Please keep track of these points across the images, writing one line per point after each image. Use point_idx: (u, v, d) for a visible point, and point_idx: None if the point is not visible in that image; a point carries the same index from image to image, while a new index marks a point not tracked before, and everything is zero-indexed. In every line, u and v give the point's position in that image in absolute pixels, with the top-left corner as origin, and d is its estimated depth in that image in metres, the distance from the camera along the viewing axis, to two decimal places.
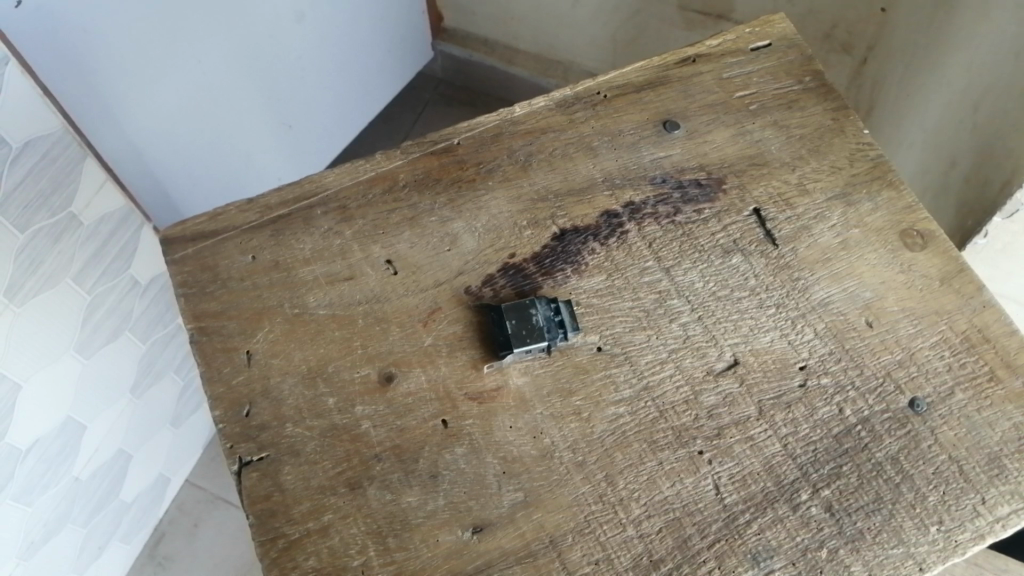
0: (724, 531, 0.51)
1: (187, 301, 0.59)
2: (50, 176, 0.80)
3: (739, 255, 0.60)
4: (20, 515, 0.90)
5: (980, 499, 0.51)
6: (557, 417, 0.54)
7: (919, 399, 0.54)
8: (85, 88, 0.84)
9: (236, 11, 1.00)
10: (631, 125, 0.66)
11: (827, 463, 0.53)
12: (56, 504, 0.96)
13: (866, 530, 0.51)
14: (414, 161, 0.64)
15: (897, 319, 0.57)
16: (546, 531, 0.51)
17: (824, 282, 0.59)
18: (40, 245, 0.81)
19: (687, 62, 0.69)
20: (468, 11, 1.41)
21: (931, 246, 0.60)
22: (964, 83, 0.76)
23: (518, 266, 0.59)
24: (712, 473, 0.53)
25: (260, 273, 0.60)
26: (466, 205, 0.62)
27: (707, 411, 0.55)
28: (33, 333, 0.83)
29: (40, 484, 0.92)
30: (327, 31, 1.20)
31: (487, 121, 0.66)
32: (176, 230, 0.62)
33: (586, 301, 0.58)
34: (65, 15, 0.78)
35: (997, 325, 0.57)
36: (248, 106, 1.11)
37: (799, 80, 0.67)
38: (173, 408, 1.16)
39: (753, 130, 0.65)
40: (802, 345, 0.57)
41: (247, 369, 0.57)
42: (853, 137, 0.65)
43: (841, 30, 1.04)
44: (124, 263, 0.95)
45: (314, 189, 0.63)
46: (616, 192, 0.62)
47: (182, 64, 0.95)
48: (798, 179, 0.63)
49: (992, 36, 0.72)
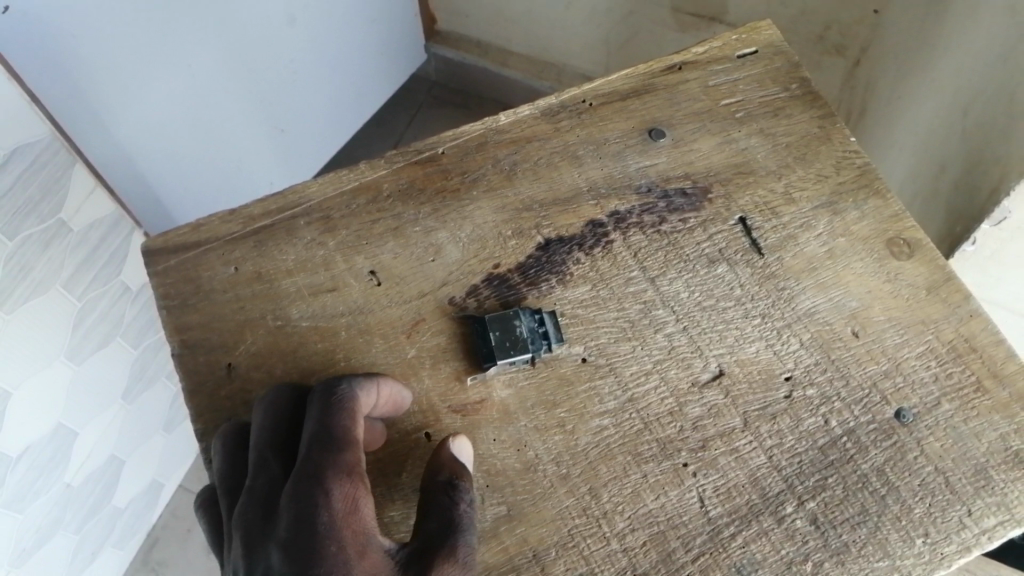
0: (709, 544, 0.50)
1: (169, 313, 0.59)
2: (40, 181, 0.80)
3: (725, 265, 0.60)
4: (11, 522, 0.90)
5: (966, 510, 0.51)
6: (541, 429, 0.54)
7: (905, 409, 0.54)
8: (73, 93, 0.83)
9: (226, 13, 0.99)
10: (617, 133, 0.65)
11: (813, 475, 0.52)
12: (47, 510, 0.96)
13: (852, 542, 0.50)
14: (398, 170, 0.64)
15: (883, 328, 0.57)
16: (529, 545, 0.51)
17: (810, 291, 0.59)
18: (30, 251, 0.81)
19: (674, 70, 0.69)
20: (461, 13, 1.41)
21: (918, 254, 0.60)
22: (955, 88, 0.76)
23: (503, 276, 0.59)
24: (697, 485, 0.52)
25: (243, 284, 0.59)
26: (451, 214, 0.62)
27: (691, 422, 0.54)
28: (23, 340, 0.83)
29: (32, 491, 0.91)
30: (319, 33, 1.19)
31: (473, 129, 0.66)
32: (159, 241, 0.61)
33: (571, 311, 0.58)
34: (52, 19, 0.77)
35: (984, 334, 0.57)
36: (240, 109, 1.10)
37: (785, 87, 0.67)
38: (165, 414, 1.15)
39: (739, 138, 0.65)
40: (788, 355, 0.56)
41: (229, 382, 0.56)
42: (840, 145, 0.65)
43: (833, 32, 1.04)
44: (114, 270, 0.95)
45: (298, 199, 0.62)
46: (601, 200, 0.62)
47: (173, 68, 0.94)
48: (784, 187, 0.63)
49: (984, 40, 0.71)
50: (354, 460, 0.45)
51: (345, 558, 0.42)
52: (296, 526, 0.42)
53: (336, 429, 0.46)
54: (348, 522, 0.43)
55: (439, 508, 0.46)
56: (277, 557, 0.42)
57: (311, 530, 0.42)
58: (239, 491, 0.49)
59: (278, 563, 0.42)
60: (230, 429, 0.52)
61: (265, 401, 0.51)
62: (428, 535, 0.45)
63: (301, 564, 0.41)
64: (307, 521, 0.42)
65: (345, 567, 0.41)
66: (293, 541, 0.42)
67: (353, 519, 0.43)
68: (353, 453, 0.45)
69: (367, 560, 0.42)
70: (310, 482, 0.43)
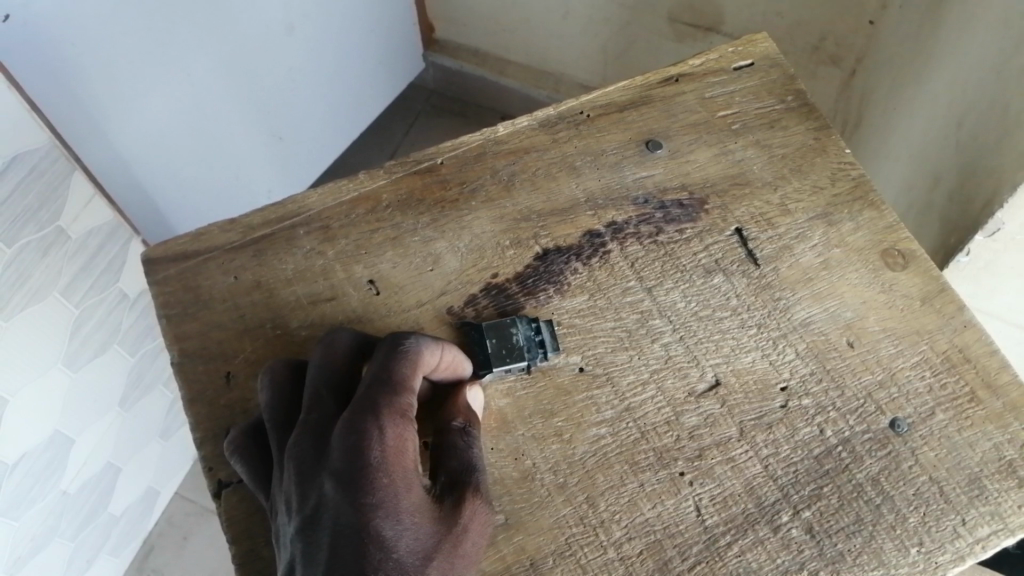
0: (706, 553, 0.51)
1: (168, 322, 0.59)
2: (38, 189, 0.80)
3: (721, 275, 0.60)
4: (7, 529, 0.90)
5: (960, 519, 0.51)
6: (538, 438, 0.54)
7: (900, 419, 0.55)
8: (72, 101, 0.84)
9: (225, 21, 1.00)
10: (615, 144, 0.66)
11: (808, 484, 0.53)
12: (42, 518, 0.96)
13: (847, 551, 0.51)
14: (398, 180, 0.64)
15: (877, 339, 0.58)
16: (527, 554, 0.51)
17: (805, 302, 0.59)
18: (28, 259, 0.81)
19: (671, 82, 0.69)
20: (458, 22, 1.41)
21: (912, 265, 0.61)
22: (948, 99, 0.77)
23: (501, 286, 0.59)
24: (693, 494, 0.53)
25: (242, 293, 0.59)
26: (450, 224, 0.62)
27: (688, 432, 0.55)
28: (20, 347, 0.83)
29: (28, 498, 0.91)
30: (317, 41, 1.20)
31: (471, 140, 0.66)
32: (159, 250, 0.62)
33: (569, 320, 0.58)
34: (52, 28, 0.78)
35: (978, 345, 0.57)
36: (239, 117, 1.11)
37: (781, 99, 0.68)
38: (162, 422, 1.16)
39: (735, 150, 0.66)
40: (784, 366, 0.57)
41: (227, 390, 0.56)
42: (835, 156, 0.65)
43: (829, 42, 1.06)
44: (112, 277, 0.95)
45: (298, 209, 0.63)
46: (599, 211, 0.63)
47: (171, 75, 0.95)
48: (780, 199, 0.63)
49: (975, 55, 0.73)
50: (407, 401, 0.45)
51: (395, 491, 0.42)
52: (349, 456, 0.42)
53: (393, 373, 0.46)
54: (399, 457, 0.43)
55: (465, 449, 0.48)
56: (329, 486, 0.42)
57: (363, 461, 0.42)
58: (289, 426, 0.49)
59: (331, 492, 0.42)
60: (278, 365, 0.52)
61: (325, 345, 0.51)
62: (458, 473, 0.46)
63: (353, 492, 0.42)
64: (360, 453, 0.42)
65: (395, 499, 0.42)
66: (345, 470, 0.42)
67: (403, 456, 0.43)
68: (406, 396, 0.46)
69: (415, 493, 0.43)
70: (364, 416, 0.43)
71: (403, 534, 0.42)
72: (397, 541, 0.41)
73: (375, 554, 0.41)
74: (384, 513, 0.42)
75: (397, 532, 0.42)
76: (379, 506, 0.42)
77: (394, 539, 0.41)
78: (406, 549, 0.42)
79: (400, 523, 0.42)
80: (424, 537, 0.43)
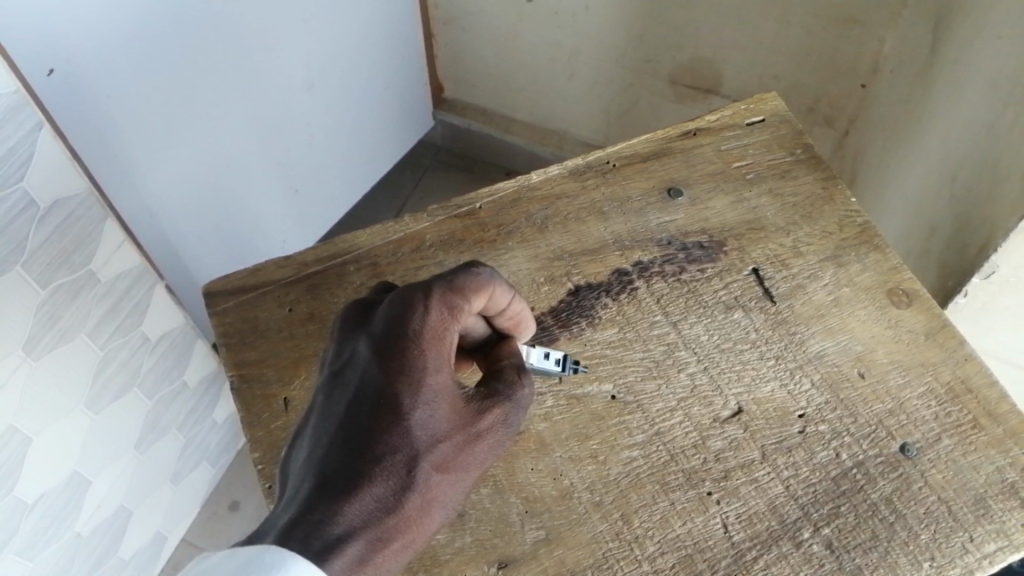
0: (733, 566, 0.54)
1: (228, 349, 0.63)
2: (73, 235, 0.84)
3: (740, 311, 0.65)
4: (21, 568, 0.92)
5: (968, 536, 0.55)
6: (575, 459, 0.59)
7: (909, 444, 0.59)
8: (105, 150, 0.89)
9: (249, 79, 1.06)
10: (639, 192, 0.72)
11: (827, 504, 0.56)
12: (55, 558, 0.98)
13: (864, 565, 0.54)
14: (440, 223, 0.70)
15: (886, 370, 0.62)
16: (566, 566, 0.54)
17: (819, 335, 0.64)
18: (58, 301, 0.84)
19: (689, 135, 0.76)
20: (468, 83, 1.49)
21: (916, 303, 0.66)
22: (940, 155, 0.84)
23: (538, 319, 0.64)
24: (721, 512, 0.56)
25: (297, 324, 0.64)
26: (488, 262, 0.67)
27: (714, 454, 0.59)
28: (46, 387, 0.86)
29: (43, 539, 0.94)
30: (335, 99, 1.26)
31: (507, 187, 0.72)
32: (219, 285, 0.67)
33: (600, 351, 0.63)
34: (89, 83, 0.84)
35: (979, 376, 0.62)
36: (260, 168, 1.16)
37: (791, 152, 0.74)
38: (173, 467, 1.17)
39: (750, 198, 0.71)
40: (800, 394, 0.61)
41: (285, 414, 0.60)
42: (842, 205, 0.71)
43: (823, 104, 1.14)
44: (136, 320, 0.97)
45: (348, 248, 0.68)
46: (626, 252, 0.68)
47: (198, 127, 1.01)
48: (792, 242, 0.69)
49: (962, 115, 0.80)
50: (459, 298, 0.48)
51: (422, 368, 0.46)
52: (390, 326, 0.47)
53: (456, 268, 0.49)
54: (434, 339, 0.46)
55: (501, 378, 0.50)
56: (365, 349, 0.47)
57: (401, 332, 0.46)
58: None
59: (366, 354, 0.47)
60: None
61: None
62: (490, 390, 0.49)
63: (383, 357, 0.46)
64: (400, 324, 0.46)
65: (420, 375, 0.46)
66: (383, 339, 0.46)
67: (438, 340, 0.46)
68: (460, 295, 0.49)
69: (440, 378, 0.46)
70: (414, 295, 0.47)
71: (418, 410, 0.45)
72: (412, 413, 0.45)
73: (388, 420, 0.45)
74: (407, 385, 0.45)
75: (414, 406, 0.45)
76: (404, 376, 0.45)
77: (409, 412, 0.45)
78: (418, 424, 0.45)
79: (419, 398, 0.45)
80: (437, 421, 0.46)
